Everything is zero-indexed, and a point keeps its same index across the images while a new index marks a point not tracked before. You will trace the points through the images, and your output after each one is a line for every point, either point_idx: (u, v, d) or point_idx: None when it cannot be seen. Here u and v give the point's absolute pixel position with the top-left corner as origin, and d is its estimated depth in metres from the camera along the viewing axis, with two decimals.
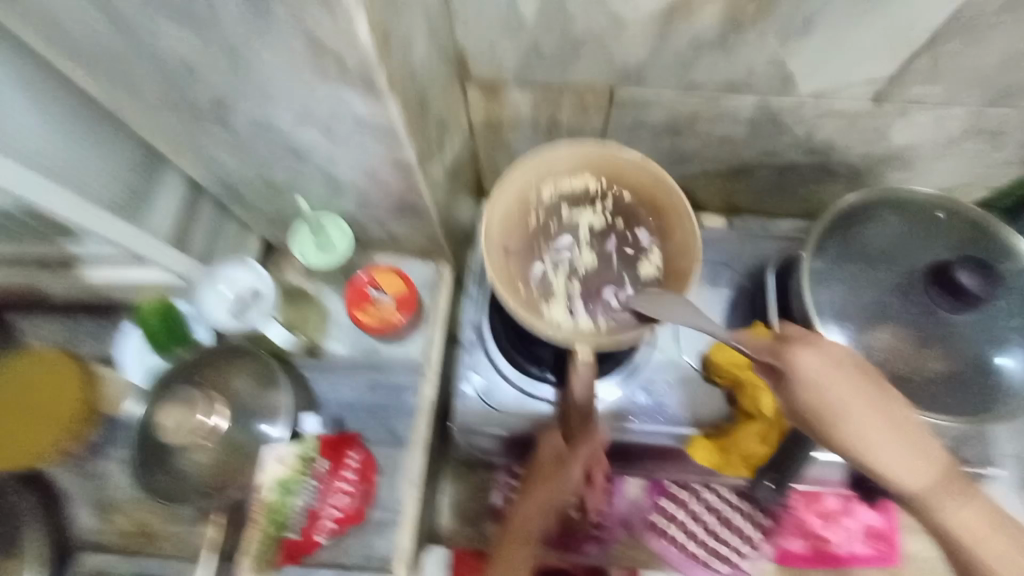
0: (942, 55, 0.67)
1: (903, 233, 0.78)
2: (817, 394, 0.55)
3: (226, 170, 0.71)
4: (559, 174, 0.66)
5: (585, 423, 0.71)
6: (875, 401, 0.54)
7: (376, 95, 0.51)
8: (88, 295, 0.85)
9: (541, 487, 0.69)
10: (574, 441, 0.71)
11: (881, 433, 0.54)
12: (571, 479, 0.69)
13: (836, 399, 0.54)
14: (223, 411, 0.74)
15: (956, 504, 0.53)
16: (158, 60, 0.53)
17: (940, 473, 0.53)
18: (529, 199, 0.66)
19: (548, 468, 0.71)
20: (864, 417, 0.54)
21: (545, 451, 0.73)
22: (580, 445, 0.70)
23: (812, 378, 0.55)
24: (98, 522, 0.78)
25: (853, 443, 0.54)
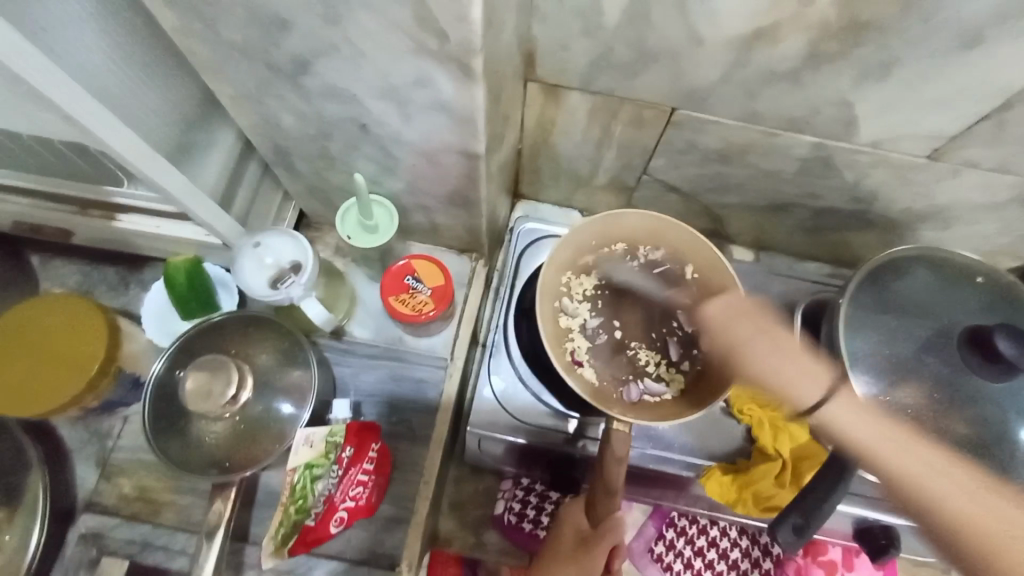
0: (1013, 118, 0.67)
1: (939, 290, 0.77)
2: (730, 334, 0.57)
3: (280, 137, 0.69)
4: (626, 239, 0.74)
5: (609, 501, 0.63)
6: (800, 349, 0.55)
7: (467, 81, 0.50)
8: (113, 243, 0.84)
9: (560, 566, 0.64)
10: (598, 524, 0.65)
11: (794, 365, 0.55)
12: (596, 565, 0.62)
13: (748, 339, 0.56)
14: (247, 383, 0.72)
15: (921, 462, 0.49)
16: (239, 17, 0.51)
17: (851, 400, 0.54)
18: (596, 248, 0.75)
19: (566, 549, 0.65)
20: (780, 349, 0.55)
21: (567, 527, 0.67)
22: (602, 534, 0.63)
23: (719, 319, 0.59)
24: (100, 482, 0.78)
25: (779, 385, 0.54)
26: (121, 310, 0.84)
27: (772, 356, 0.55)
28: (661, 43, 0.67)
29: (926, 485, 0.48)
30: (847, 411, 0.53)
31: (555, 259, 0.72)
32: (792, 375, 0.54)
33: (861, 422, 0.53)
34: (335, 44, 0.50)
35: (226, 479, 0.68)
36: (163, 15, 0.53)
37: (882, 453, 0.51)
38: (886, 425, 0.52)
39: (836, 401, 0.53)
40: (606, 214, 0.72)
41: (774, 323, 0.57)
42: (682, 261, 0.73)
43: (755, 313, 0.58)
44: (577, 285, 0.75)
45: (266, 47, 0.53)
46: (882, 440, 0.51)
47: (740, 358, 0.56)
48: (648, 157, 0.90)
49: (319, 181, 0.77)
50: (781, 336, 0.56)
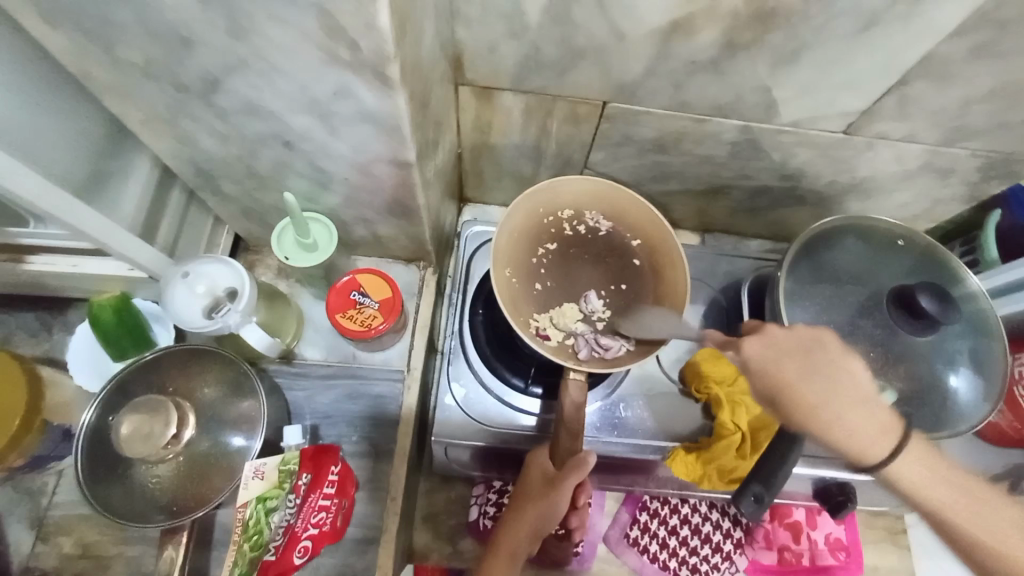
0: (914, 91, 0.72)
1: (867, 257, 0.81)
2: (778, 376, 0.61)
3: (203, 159, 0.66)
4: (572, 207, 0.75)
5: (574, 441, 0.65)
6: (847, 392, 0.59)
7: (387, 90, 0.49)
8: (28, 286, 0.78)
9: (529, 505, 0.64)
10: (563, 464, 0.66)
11: (849, 413, 0.58)
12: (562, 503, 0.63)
13: (791, 375, 0.60)
14: (190, 420, 0.69)
15: (949, 496, 0.55)
16: (137, 38, 0.48)
17: (915, 455, 0.57)
18: (538, 216, 0.75)
19: (538, 492, 0.65)
20: (824, 386, 0.59)
21: (534, 466, 0.68)
22: (569, 469, 0.64)
23: (760, 360, 0.61)
24: (36, 543, 0.72)
25: (828, 421, 0.59)
26: (45, 357, 0.79)
27: (835, 403, 0.59)
28: (584, 39, 0.68)
29: (969, 523, 0.54)
30: (903, 459, 0.57)
31: (508, 224, 0.71)
32: (833, 423, 0.59)
33: (917, 470, 0.57)
34: (244, 59, 0.48)
35: (174, 524, 0.64)
36: (53, 39, 0.49)
37: (926, 495, 0.56)
38: (952, 479, 0.56)
39: (900, 457, 0.57)
40: (550, 182, 0.73)
41: (835, 371, 0.60)
42: (630, 224, 0.74)
43: (803, 354, 0.61)
44: (530, 251, 0.74)
45: (172, 67, 0.51)
46: (930, 478, 0.57)
47: (788, 395, 0.60)
48: (587, 151, 0.91)
49: (250, 202, 0.74)
50: (843, 383, 0.60)
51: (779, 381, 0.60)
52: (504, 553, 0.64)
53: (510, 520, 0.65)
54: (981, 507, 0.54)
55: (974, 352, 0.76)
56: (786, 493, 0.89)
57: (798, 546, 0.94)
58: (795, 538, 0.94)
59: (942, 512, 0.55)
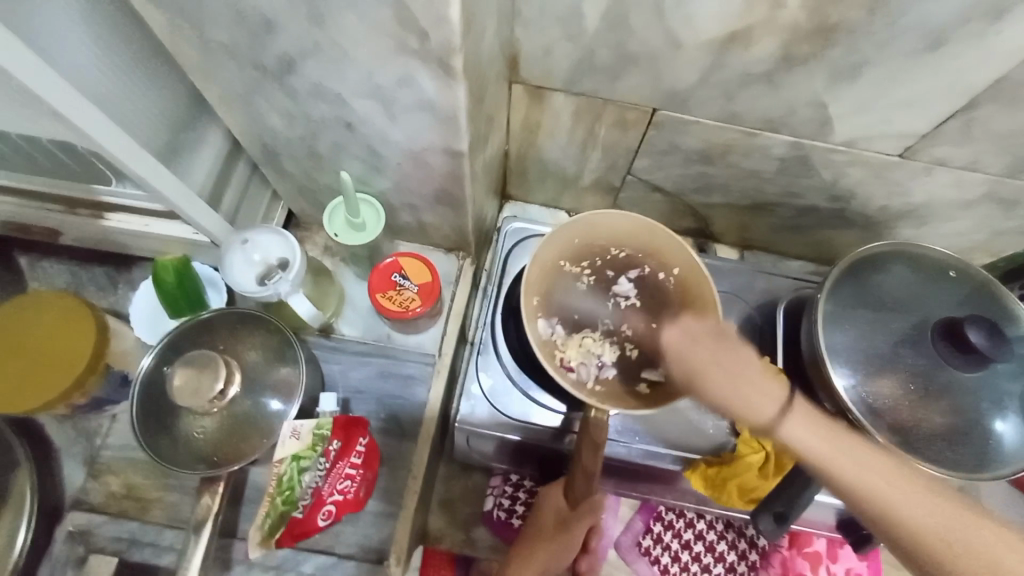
0: (979, 117, 0.70)
1: (916, 285, 0.79)
2: (689, 360, 0.59)
3: (269, 136, 0.70)
4: (607, 243, 0.75)
5: (588, 484, 0.66)
6: (740, 363, 0.57)
7: (449, 81, 0.52)
8: (101, 241, 0.84)
9: (541, 550, 0.66)
10: (577, 505, 0.67)
11: (749, 385, 0.56)
12: (576, 543, 0.65)
13: (706, 357, 0.58)
14: (236, 377, 0.72)
15: (869, 477, 0.51)
16: (225, 19, 0.52)
17: (811, 418, 0.55)
18: (573, 246, 0.74)
19: (547, 532, 0.67)
20: (725, 379, 0.57)
21: (549, 506, 0.70)
22: (582, 513, 0.66)
23: (676, 347, 0.61)
24: (87, 480, 0.78)
25: (736, 403, 0.56)
26: (110, 309, 0.85)
27: (720, 375, 0.57)
28: (639, 46, 0.69)
29: (887, 494, 0.50)
30: (718, 370, 0.57)
31: (539, 256, 0.72)
32: (727, 394, 0.56)
33: (807, 434, 0.54)
34: (320, 45, 0.52)
35: (213, 474, 0.69)
36: (151, 16, 0.54)
37: (820, 462, 0.53)
38: (842, 443, 0.53)
39: (790, 417, 0.55)
40: (589, 214, 0.73)
41: (730, 346, 0.58)
42: (664, 261, 0.73)
43: (709, 340, 0.60)
44: (562, 283, 0.74)
45: (252, 48, 0.55)
46: (849, 464, 0.52)
47: (701, 381, 0.57)
48: (632, 158, 0.92)
49: (307, 181, 0.78)
50: (727, 353, 0.58)
51: (693, 367, 0.58)
52: None
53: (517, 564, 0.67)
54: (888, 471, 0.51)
55: None
56: (807, 520, 0.86)
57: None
58: (813, 567, 0.91)
59: (853, 484, 0.51)
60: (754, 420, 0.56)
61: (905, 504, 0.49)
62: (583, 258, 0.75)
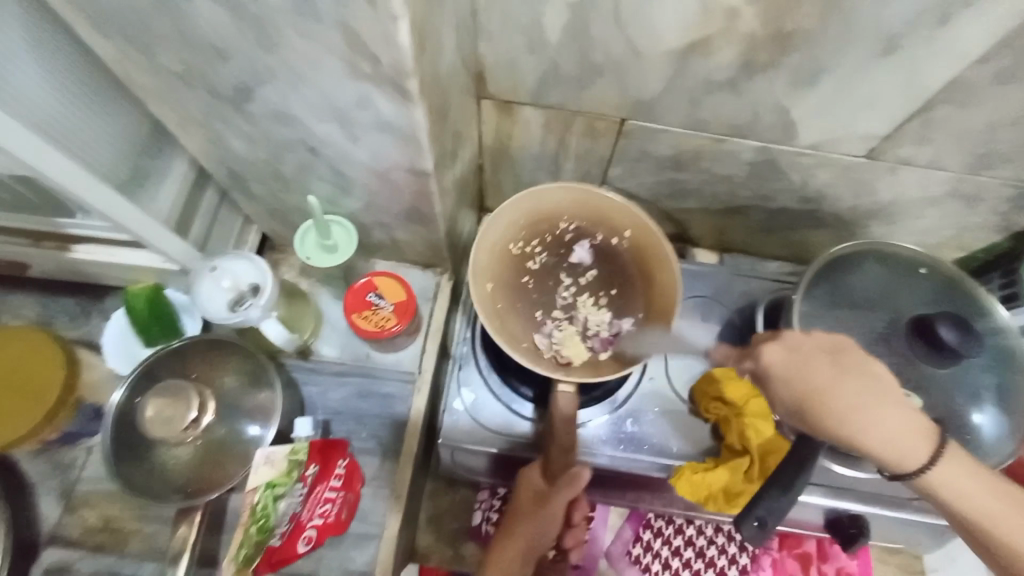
0: (938, 116, 0.71)
1: (888, 284, 0.80)
2: (806, 386, 0.59)
3: (234, 160, 0.70)
4: (554, 215, 0.75)
5: (566, 456, 0.71)
6: (886, 393, 0.57)
7: (406, 102, 0.52)
8: (72, 275, 0.84)
9: (525, 524, 0.71)
10: (554, 481, 0.72)
11: (889, 427, 0.57)
12: (555, 515, 0.70)
13: (837, 393, 0.58)
14: (210, 406, 0.73)
15: (1005, 510, 0.54)
16: (179, 48, 0.52)
17: (960, 463, 0.56)
18: (519, 224, 0.74)
19: (528, 505, 0.72)
20: (882, 416, 0.57)
21: (526, 486, 0.73)
22: (563, 486, 0.70)
23: (783, 371, 0.61)
24: (63, 515, 0.77)
25: (883, 448, 0.56)
26: (84, 339, 0.84)
27: (865, 418, 0.57)
28: (601, 57, 0.70)
29: (1006, 527, 0.54)
30: (865, 408, 0.57)
31: (485, 238, 0.71)
32: (881, 442, 0.56)
33: (966, 482, 0.56)
34: (275, 69, 0.52)
35: (189, 504, 0.68)
36: (105, 47, 0.54)
37: (955, 499, 0.56)
38: (1001, 491, 0.55)
39: (938, 466, 0.56)
40: (530, 190, 0.71)
41: (880, 379, 0.58)
42: (613, 225, 0.73)
43: (845, 364, 0.59)
44: (517, 261, 0.74)
45: (208, 75, 0.55)
46: (982, 488, 0.55)
47: (825, 403, 0.58)
48: (605, 166, 0.93)
49: (277, 202, 0.78)
50: (875, 399, 0.57)
51: (815, 390, 0.59)
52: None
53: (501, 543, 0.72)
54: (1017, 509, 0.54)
55: (1000, 388, 0.73)
56: (796, 521, 0.87)
57: None
58: (804, 568, 0.92)
59: (951, 505, 0.56)
60: (878, 458, 0.57)
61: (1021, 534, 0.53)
62: (534, 232, 0.74)
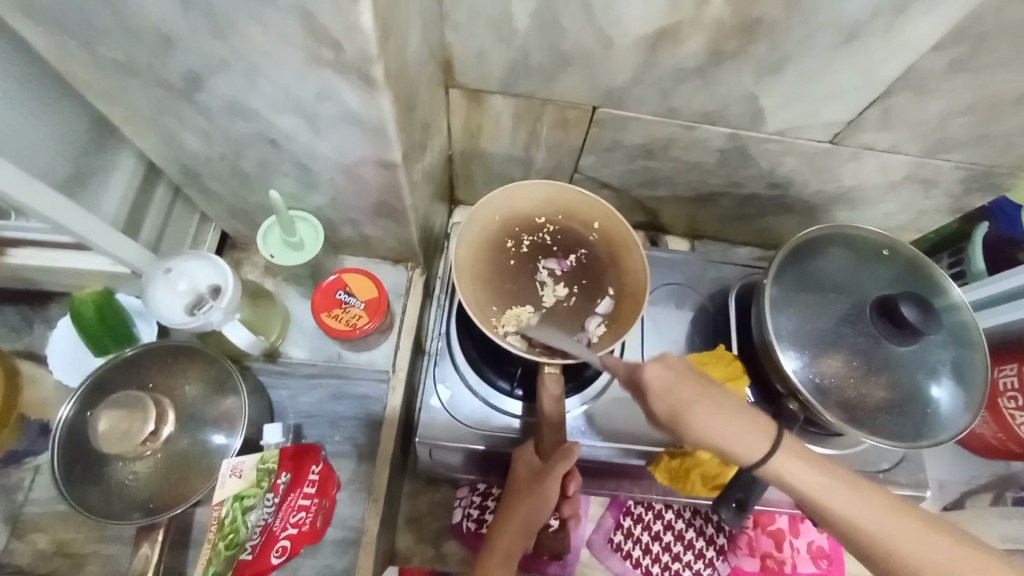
0: (898, 104, 0.72)
1: (851, 266, 0.82)
2: (675, 399, 0.55)
3: (188, 154, 0.65)
4: (525, 213, 0.75)
5: (557, 432, 0.67)
6: (723, 403, 0.55)
7: (371, 91, 0.49)
8: (11, 281, 0.78)
9: (521, 501, 0.63)
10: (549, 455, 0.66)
11: (733, 425, 0.55)
12: (553, 483, 0.61)
13: (691, 399, 0.55)
14: (169, 417, 0.68)
15: (844, 496, 0.52)
16: (117, 33, 0.47)
17: (799, 454, 0.54)
18: (494, 220, 0.73)
19: (525, 487, 0.65)
20: (720, 419, 0.55)
21: (521, 465, 0.68)
22: (558, 456, 0.63)
23: (659, 385, 0.56)
24: (11, 541, 0.72)
25: (722, 442, 0.55)
26: (26, 352, 0.78)
27: (717, 419, 0.55)
28: (571, 45, 0.68)
29: (847, 512, 0.52)
30: (711, 408, 0.55)
31: (466, 236, 0.71)
32: (729, 437, 0.55)
33: (803, 471, 0.54)
34: (228, 59, 0.48)
35: (151, 522, 0.64)
36: (34, 34, 0.49)
37: (822, 498, 0.53)
38: (839, 481, 0.53)
39: (780, 454, 0.54)
40: (504, 189, 0.71)
41: (710, 394, 0.56)
42: (584, 220, 0.75)
43: (695, 380, 0.56)
44: (498, 262, 0.73)
45: (153, 64, 0.51)
46: (825, 479, 0.53)
47: (687, 420, 0.55)
48: (577, 156, 0.92)
49: (237, 200, 0.74)
50: (721, 394, 0.56)
51: (679, 405, 0.55)
52: (499, 559, 0.61)
53: (501, 520, 0.63)
54: (872, 500, 0.52)
55: (955, 364, 0.77)
56: (769, 500, 0.88)
57: (781, 553, 0.94)
58: (778, 544, 0.94)
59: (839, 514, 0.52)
60: (742, 459, 0.55)
61: (873, 519, 0.51)
62: (511, 233, 0.75)
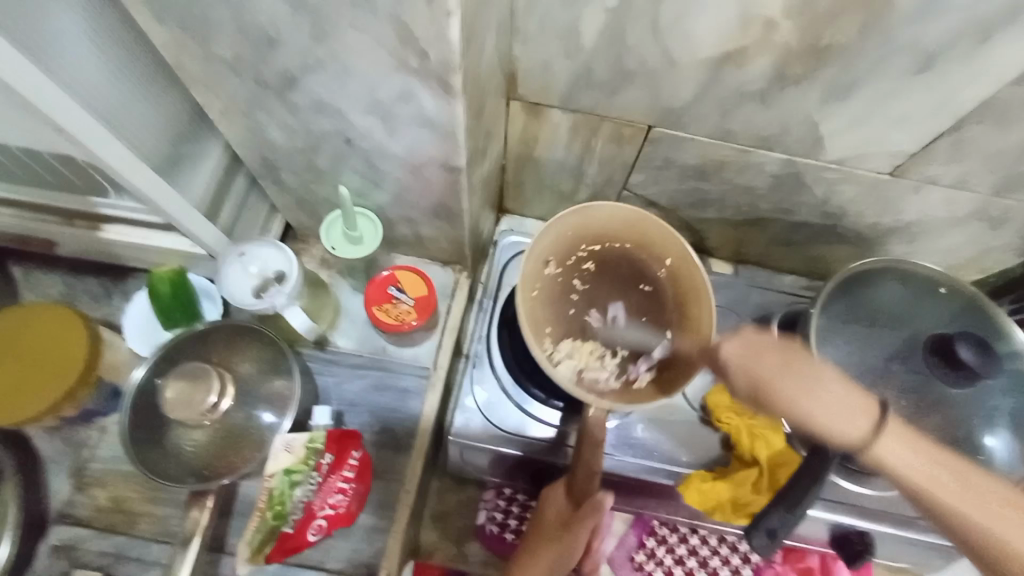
0: (967, 137, 0.71)
1: (905, 303, 0.80)
2: (758, 373, 0.54)
3: (270, 148, 0.70)
4: (600, 234, 0.73)
5: (590, 480, 0.68)
6: (815, 381, 0.53)
7: (448, 97, 0.52)
8: (98, 254, 0.85)
9: (546, 548, 0.67)
10: (580, 505, 0.69)
11: (823, 399, 0.52)
12: (577, 543, 0.65)
13: (772, 371, 0.54)
14: (229, 390, 0.73)
15: (968, 500, 0.48)
16: (228, 34, 0.52)
17: (902, 438, 0.51)
18: (563, 241, 0.73)
19: (552, 532, 0.68)
20: (808, 396, 0.53)
21: (550, 506, 0.71)
22: (587, 511, 0.66)
23: (739, 362, 0.55)
24: (75, 493, 0.78)
25: (812, 421, 0.52)
26: (104, 319, 0.85)
27: (813, 397, 0.52)
28: (635, 63, 0.70)
29: (953, 507, 0.49)
30: (811, 396, 0.53)
31: (533, 249, 0.70)
32: (821, 405, 0.52)
33: (899, 450, 0.51)
34: (322, 60, 0.52)
35: (204, 487, 0.69)
36: (155, 32, 0.55)
37: (926, 485, 0.50)
38: (938, 460, 0.50)
39: (881, 438, 0.51)
40: (579, 208, 0.71)
41: (807, 369, 0.53)
42: (656, 253, 0.72)
43: (793, 359, 0.54)
44: (560, 285, 0.73)
45: (253, 63, 0.55)
46: (926, 470, 0.50)
47: (768, 394, 0.53)
48: (628, 172, 0.93)
49: (306, 192, 0.79)
50: (806, 367, 0.53)
51: (762, 381, 0.53)
52: None
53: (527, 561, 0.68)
54: (985, 494, 0.49)
55: (1015, 413, 0.73)
56: (802, 536, 0.86)
57: None
58: None
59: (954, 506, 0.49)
60: (834, 441, 0.53)
61: (981, 513, 0.48)
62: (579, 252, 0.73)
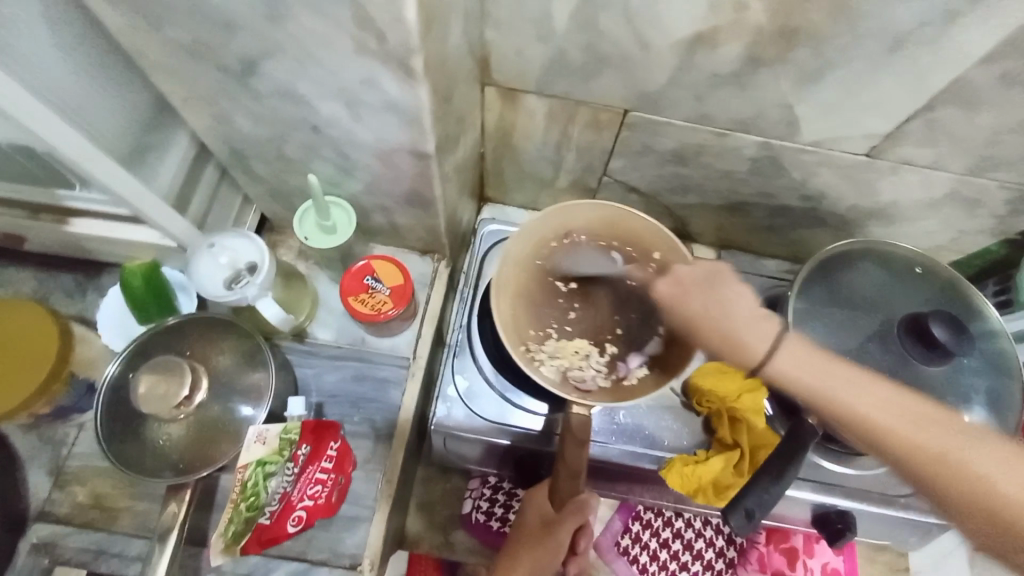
0: (940, 117, 0.71)
1: (882, 284, 0.80)
2: (682, 306, 0.61)
3: (238, 137, 0.69)
4: (582, 231, 0.72)
5: (573, 482, 0.67)
6: (732, 298, 0.59)
7: (412, 81, 0.52)
8: (70, 249, 0.84)
9: (529, 551, 0.69)
10: (562, 507, 0.69)
11: (747, 329, 0.57)
12: (561, 543, 0.68)
13: (703, 306, 0.60)
14: (203, 384, 0.72)
15: (878, 402, 0.52)
16: (186, 20, 0.51)
17: (804, 354, 0.56)
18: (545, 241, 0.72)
19: (534, 535, 0.70)
20: (724, 320, 0.58)
21: (533, 513, 0.72)
22: (569, 515, 0.68)
23: (673, 298, 0.62)
24: (54, 490, 0.77)
25: (726, 349, 0.58)
26: (78, 316, 0.84)
27: (732, 321, 0.58)
28: (607, 46, 0.70)
29: (892, 429, 0.51)
30: (731, 319, 0.58)
31: (511, 252, 0.71)
32: (744, 328, 0.57)
33: (842, 380, 0.54)
34: (282, 45, 0.51)
35: (181, 480, 0.68)
36: (111, 18, 0.53)
37: (852, 399, 0.53)
38: (880, 397, 0.52)
39: (782, 352, 0.56)
40: (559, 206, 0.70)
41: (729, 290, 0.60)
42: (641, 248, 0.71)
43: (706, 288, 0.60)
44: (545, 283, 0.72)
45: (213, 49, 0.54)
46: (844, 383, 0.54)
47: (699, 329, 0.59)
48: (607, 159, 0.93)
49: (279, 183, 0.78)
50: (737, 293, 0.59)
51: (691, 314, 0.60)
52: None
53: (509, 561, 0.70)
54: (898, 398, 0.52)
55: (990, 391, 0.74)
56: (783, 517, 0.87)
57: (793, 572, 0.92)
58: (790, 563, 0.93)
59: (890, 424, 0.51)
60: (750, 365, 0.57)
61: (891, 416, 0.51)
62: (562, 249, 0.72)
